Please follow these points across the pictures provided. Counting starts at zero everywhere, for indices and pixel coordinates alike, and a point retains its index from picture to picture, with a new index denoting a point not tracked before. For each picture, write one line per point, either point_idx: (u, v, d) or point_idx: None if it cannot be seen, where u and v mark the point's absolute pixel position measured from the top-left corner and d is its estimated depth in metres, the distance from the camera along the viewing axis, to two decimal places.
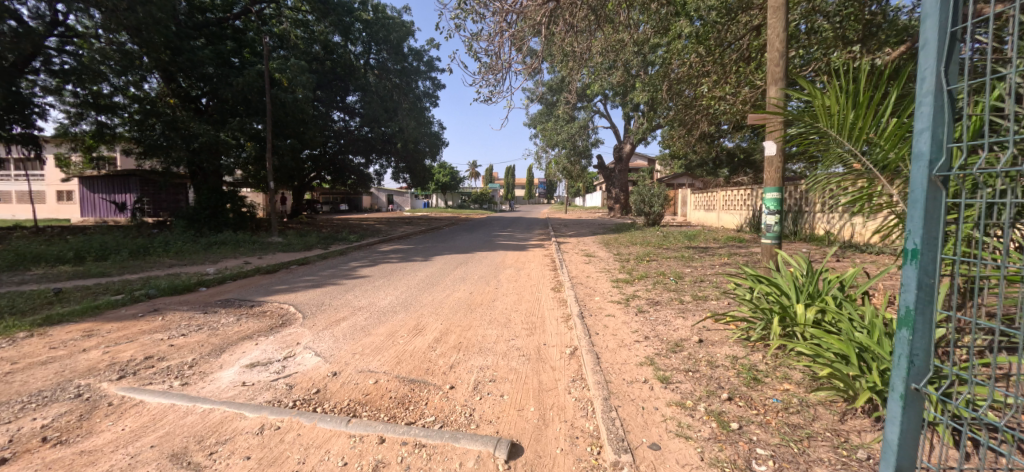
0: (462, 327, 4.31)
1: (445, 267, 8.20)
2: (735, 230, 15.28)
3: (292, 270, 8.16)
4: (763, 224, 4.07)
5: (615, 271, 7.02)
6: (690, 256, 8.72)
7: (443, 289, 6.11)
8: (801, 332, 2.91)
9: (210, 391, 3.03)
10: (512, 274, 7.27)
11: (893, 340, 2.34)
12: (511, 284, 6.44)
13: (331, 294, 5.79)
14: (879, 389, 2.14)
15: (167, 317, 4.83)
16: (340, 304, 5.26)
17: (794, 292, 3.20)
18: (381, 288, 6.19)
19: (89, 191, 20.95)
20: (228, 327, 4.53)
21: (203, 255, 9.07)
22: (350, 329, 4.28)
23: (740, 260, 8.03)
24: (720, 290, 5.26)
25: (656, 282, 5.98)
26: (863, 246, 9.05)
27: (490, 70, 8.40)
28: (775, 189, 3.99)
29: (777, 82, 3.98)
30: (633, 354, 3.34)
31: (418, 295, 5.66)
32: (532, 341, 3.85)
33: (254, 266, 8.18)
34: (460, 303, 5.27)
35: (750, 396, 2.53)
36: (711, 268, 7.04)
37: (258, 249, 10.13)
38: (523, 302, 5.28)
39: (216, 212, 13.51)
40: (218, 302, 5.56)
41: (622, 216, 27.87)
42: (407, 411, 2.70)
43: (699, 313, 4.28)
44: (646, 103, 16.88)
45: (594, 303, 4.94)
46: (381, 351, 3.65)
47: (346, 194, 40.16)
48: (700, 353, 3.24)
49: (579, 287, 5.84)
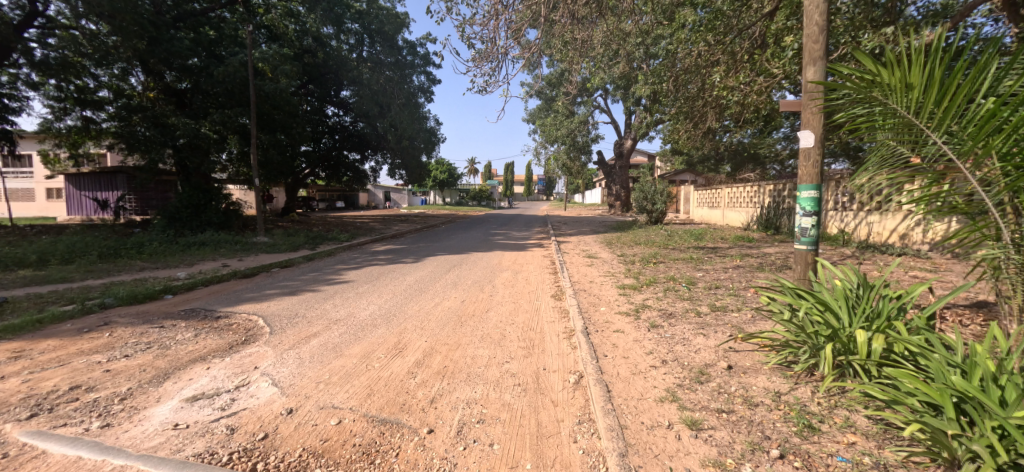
0: (448, 345, 3.74)
1: (437, 270, 7.64)
2: (742, 229, 14.79)
3: (272, 274, 7.59)
4: (798, 227, 3.53)
5: (620, 276, 6.46)
6: (699, 257, 8.19)
7: (432, 296, 5.53)
8: (863, 366, 2.33)
9: (132, 438, 2.45)
10: (509, 279, 6.71)
11: (1005, 386, 1.77)
12: (507, 291, 5.89)
13: (306, 304, 5.20)
14: (1003, 461, 1.56)
15: (115, 333, 4.26)
16: (314, 317, 4.67)
17: (848, 314, 2.62)
18: (363, 296, 5.60)
19: (74, 189, 20.32)
20: (181, 346, 3.97)
21: (179, 257, 8.49)
22: (319, 348, 3.71)
23: (754, 262, 7.50)
24: (742, 300, 4.69)
25: (667, 289, 5.42)
26: (883, 248, 8.58)
27: (484, 58, 7.85)
28: (812, 187, 3.43)
29: (816, 62, 3.39)
30: (651, 385, 2.78)
31: (403, 305, 5.08)
32: (529, 366, 3.29)
33: (231, 270, 7.61)
34: (450, 315, 4.71)
35: (807, 452, 1.96)
36: (725, 273, 6.51)
37: (239, 250, 9.53)
38: (520, 314, 4.72)
39: (200, 211, 12.89)
40: (180, 315, 4.98)
41: (623, 213, 27.39)
42: (372, 467, 2.10)
43: (723, 330, 3.71)
44: (648, 97, 16.34)
45: (600, 316, 4.36)
46: (350, 380, 3.07)
47: (342, 191, 39.61)
48: (733, 385, 2.68)
49: (583, 295, 5.25)
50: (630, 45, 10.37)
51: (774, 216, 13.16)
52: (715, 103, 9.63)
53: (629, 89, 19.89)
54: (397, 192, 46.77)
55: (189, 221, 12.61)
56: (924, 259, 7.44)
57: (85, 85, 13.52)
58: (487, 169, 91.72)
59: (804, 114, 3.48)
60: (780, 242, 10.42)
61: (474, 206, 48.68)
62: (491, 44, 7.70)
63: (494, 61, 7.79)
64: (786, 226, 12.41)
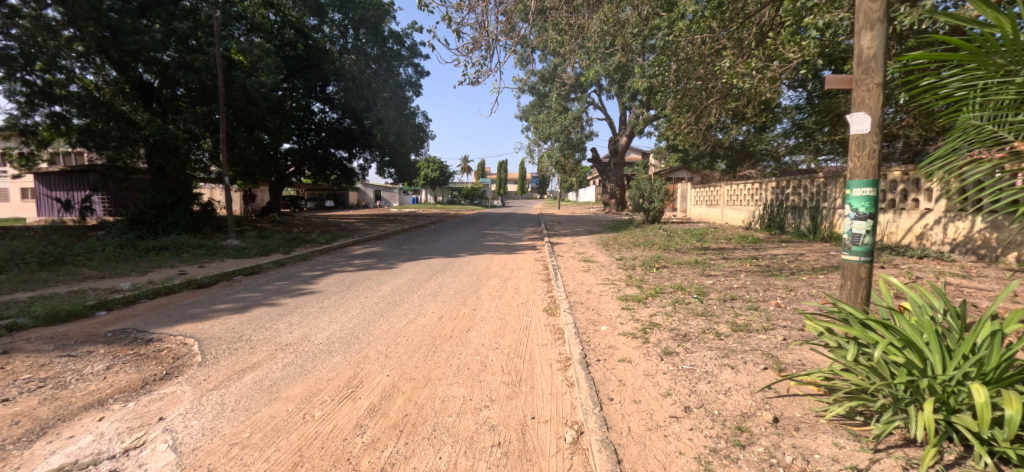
0: (415, 382, 3.00)
1: (418, 277, 6.90)
2: (743, 227, 14.20)
3: (233, 284, 6.80)
4: (849, 232, 2.85)
5: (621, 285, 5.75)
6: (705, 261, 7.51)
7: (405, 312, 4.77)
8: (985, 436, 1.64)
9: None
10: (496, 288, 5.99)
11: None
12: (494, 303, 5.17)
13: (256, 323, 4.43)
14: None
15: (9, 365, 3.48)
16: (261, 341, 3.91)
17: (949, 356, 1.93)
18: (327, 312, 4.84)
19: (41, 188, 19.20)
20: (84, 383, 3.19)
21: (132, 264, 7.66)
22: (252, 388, 2.95)
23: (765, 267, 6.84)
24: (768, 319, 3.97)
25: (675, 301, 4.72)
26: (900, 249, 7.96)
27: (476, 45, 7.08)
28: (868, 183, 2.73)
29: (875, 26, 2.69)
30: (676, 451, 2.06)
31: (370, 324, 4.32)
32: (513, 414, 2.56)
33: (186, 279, 6.80)
34: (423, 336, 3.97)
35: None
36: (737, 280, 5.81)
37: (203, 255, 8.70)
38: (506, 335, 4.00)
39: (167, 212, 11.96)
40: (103, 339, 4.20)
41: (618, 211, 26.80)
42: None
43: (756, 361, 2.99)
44: (645, 91, 15.73)
45: (601, 338, 3.66)
46: (276, 440, 2.32)
47: (331, 190, 38.67)
48: (787, 453, 1.95)
49: (582, 310, 4.54)
50: (627, 34, 9.68)
51: (777, 215, 12.54)
52: (718, 95, 8.97)
53: (624, 83, 19.23)
54: (388, 190, 45.83)
55: (154, 223, 11.70)
56: (948, 263, 6.80)
57: (54, 78, 12.09)
58: (480, 167, 90.67)
59: (855, 93, 2.80)
60: (787, 244, 9.79)
61: (465, 205, 47.87)
62: (483, 29, 6.94)
63: (485, 48, 7.05)
64: (791, 226, 11.79)
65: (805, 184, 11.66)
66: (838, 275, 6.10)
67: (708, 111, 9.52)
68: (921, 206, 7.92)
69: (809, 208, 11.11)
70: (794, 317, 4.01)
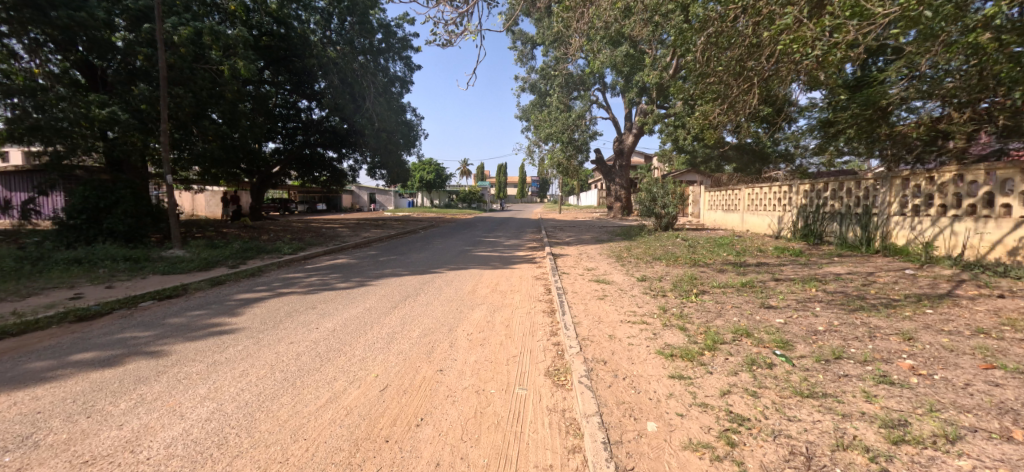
0: None
1: (380, 305, 5.20)
2: (771, 235, 12.56)
3: (131, 313, 5.09)
4: None
5: (656, 326, 4.04)
6: (754, 283, 5.82)
7: (331, 378, 3.07)
8: None
9: None
10: (480, 325, 4.36)
11: None
12: (474, 356, 3.50)
13: (84, 407, 2.69)
14: None
15: None
16: (48, 452, 2.19)
17: None
18: (212, 377, 3.13)
19: None
20: None
21: (16, 285, 5.90)
22: None
23: (841, 294, 5.15)
24: (935, 412, 2.31)
25: (748, 362, 3.05)
26: (996, 267, 6.26)
27: None
28: None
29: None
30: None
31: (262, 409, 2.63)
32: None
33: (68, 308, 5.07)
34: (339, 442, 2.27)
35: None
36: (816, 318, 4.12)
37: (122, 273, 6.94)
38: (483, 436, 2.31)
39: (103, 215, 10.12)
40: None
41: (625, 216, 25.15)
42: None
43: None
44: (655, 84, 14.14)
45: (654, 464, 1.96)
46: None
47: (323, 194, 37.03)
48: None
49: (608, 382, 2.84)
50: (642, 12, 8.10)
51: (813, 223, 10.96)
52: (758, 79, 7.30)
53: (632, 77, 17.64)
54: (383, 194, 44.23)
55: (87, 230, 9.92)
56: None
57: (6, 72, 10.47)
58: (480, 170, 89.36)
59: None
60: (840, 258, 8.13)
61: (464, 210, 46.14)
62: None
63: None
64: (833, 235, 10.15)
65: (848, 185, 9.99)
66: (953, 309, 4.42)
67: (742, 100, 7.90)
68: (1015, 214, 6.33)
69: (857, 213, 9.43)
70: (977, 408, 2.36)
